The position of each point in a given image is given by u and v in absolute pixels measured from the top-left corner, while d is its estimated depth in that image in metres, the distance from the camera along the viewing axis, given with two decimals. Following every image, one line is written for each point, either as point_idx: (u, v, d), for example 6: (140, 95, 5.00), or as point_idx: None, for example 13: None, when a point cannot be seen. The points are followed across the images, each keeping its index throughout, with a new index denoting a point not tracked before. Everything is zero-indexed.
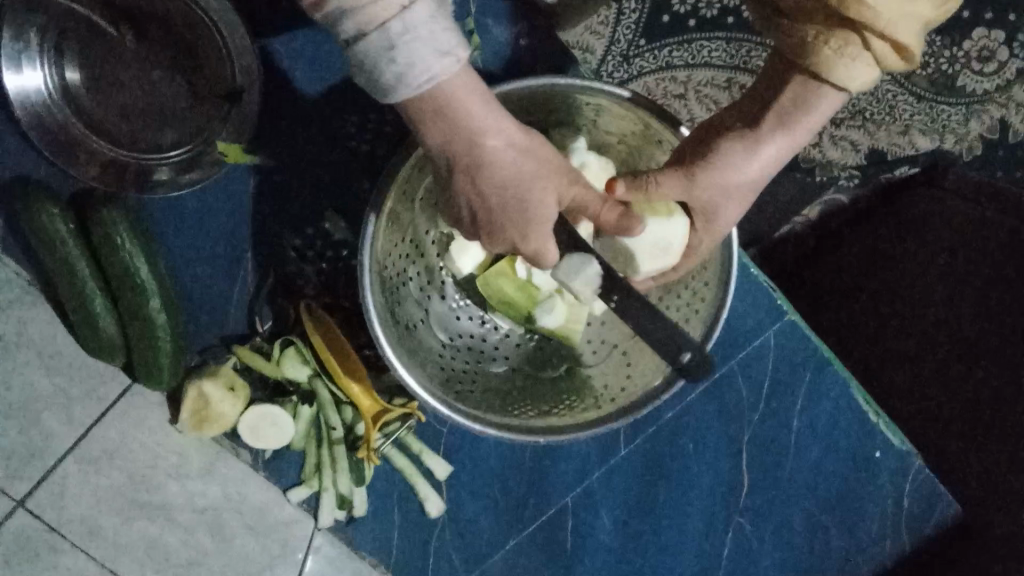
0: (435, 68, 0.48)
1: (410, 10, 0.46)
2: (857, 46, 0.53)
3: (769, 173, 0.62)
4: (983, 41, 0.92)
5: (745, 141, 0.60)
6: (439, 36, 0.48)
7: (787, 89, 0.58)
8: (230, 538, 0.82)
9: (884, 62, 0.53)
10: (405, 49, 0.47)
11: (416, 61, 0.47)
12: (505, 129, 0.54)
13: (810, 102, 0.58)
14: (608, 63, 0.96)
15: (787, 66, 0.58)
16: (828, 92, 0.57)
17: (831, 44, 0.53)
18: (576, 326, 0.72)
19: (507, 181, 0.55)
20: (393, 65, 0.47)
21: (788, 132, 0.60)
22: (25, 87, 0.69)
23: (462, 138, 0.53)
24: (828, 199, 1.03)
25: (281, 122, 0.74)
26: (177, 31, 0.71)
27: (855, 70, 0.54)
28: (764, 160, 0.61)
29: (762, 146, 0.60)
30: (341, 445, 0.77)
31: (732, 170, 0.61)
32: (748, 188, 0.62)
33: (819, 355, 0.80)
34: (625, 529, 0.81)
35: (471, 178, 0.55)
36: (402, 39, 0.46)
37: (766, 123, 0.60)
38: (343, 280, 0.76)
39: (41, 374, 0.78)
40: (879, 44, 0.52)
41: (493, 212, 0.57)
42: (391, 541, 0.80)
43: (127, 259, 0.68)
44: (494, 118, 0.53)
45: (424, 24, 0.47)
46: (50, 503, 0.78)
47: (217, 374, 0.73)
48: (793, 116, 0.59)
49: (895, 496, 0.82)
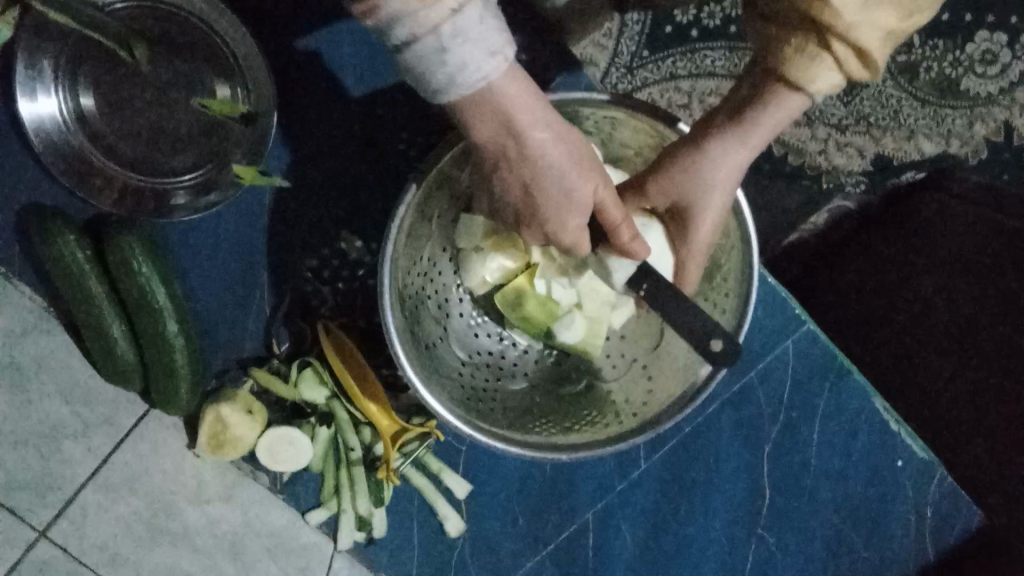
0: (484, 68, 0.48)
1: (461, 13, 0.45)
2: (821, 50, 0.52)
3: (730, 177, 0.62)
4: (986, 44, 0.98)
5: (709, 146, 0.61)
6: (489, 35, 0.47)
7: (748, 89, 0.59)
8: (250, 562, 0.81)
9: (850, 69, 0.52)
10: (457, 52, 0.46)
11: (467, 61, 0.47)
12: (548, 121, 0.54)
13: (771, 105, 0.58)
14: (611, 75, 0.95)
15: (751, 68, 0.59)
16: (791, 96, 0.56)
17: (794, 45, 0.53)
18: (597, 342, 0.71)
19: (550, 168, 0.55)
20: (442, 69, 0.47)
21: (748, 135, 0.60)
22: (40, 114, 0.69)
23: (507, 133, 0.53)
24: (835, 206, 1.00)
25: (294, 143, 0.74)
26: (194, 56, 0.71)
27: (822, 74, 0.53)
28: (720, 166, 0.61)
29: (717, 148, 0.61)
30: (360, 467, 0.76)
31: (682, 171, 0.62)
32: (703, 192, 0.62)
33: (837, 364, 0.80)
34: (647, 545, 0.80)
35: (512, 174, 0.57)
36: (453, 43, 0.46)
37: (725, 126, 0.61)
38: (360, 299, 0.76)
39: (60, 403, 0.78)
40: (841, 50, 0.51)
41: (534, 209, 0.58)
42: (412, 562, 0.78)
43: (143, 283, 0.68)
44: (537, 113, 0.53)
45: (475, 26, 0.46)
46: (70, 533, 0.79)
47: (234, 396, 0.73)
48: (750, 118, 0.59)
49: (918, 505, 0.81)
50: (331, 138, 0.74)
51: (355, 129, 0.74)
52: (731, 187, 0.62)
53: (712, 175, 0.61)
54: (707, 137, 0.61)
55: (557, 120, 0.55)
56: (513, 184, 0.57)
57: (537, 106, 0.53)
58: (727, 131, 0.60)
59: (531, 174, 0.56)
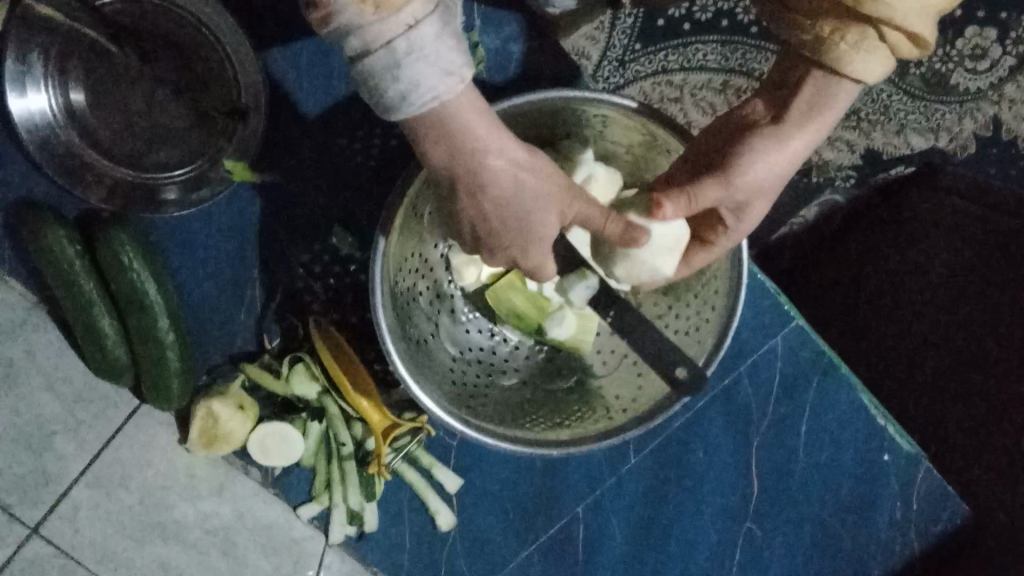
0: (437, 88, 0.47)
1: (416, 29, 0.45)
2: (873, 39, 0.52)
3: (780, 173, 0.61)
4: (975, 39, 0.99)
5: (759, 140, 0.60)
6: (445, 54, 0.47)
7: (797, 81, 0.59)
8: (243, 556, 0.82)
9: (899, 52, 0.53)
10: (411, 68, 0.46)
11: (422, 79, 0.47)
12: (503, 147, 0.53)
13: (827, 93, 0.58)
14: (603, 69, 0.96)
15: (798, 59, 0.58)
16: (844, 81, 0.57)
17: (847, 39, 0.53)
18: (588, 337, 0.73)
19: (510, 195, 0.54)
20: (396, 83, 0.47)
21: (799, 130, 0.60)
22: (29, 109, 0.69)
23: (459, 156, 0.52)
24: (825, 200, 1.00)
25: (285, 139, 0.74)
26: (185, 51, 0.72)
27: (870, 62, 0.53)
28: (772, 165, 0.60)
29: (770, 148, 0.60)
30: (352, 460, 0.77)
31: (736, 177, 0.60)
32: (756, 189, 0.61)
33: (825, 360, 0.81)
34: (636, 538, 0.81)
35: (472, 200, 0.55)
36: (407, 59, 0.46)
37: (775, 123, 0.60)
38: (351, 295, 0.76)
39: (51, 398, 0.78)
40: (894, 36, 0.51)
41: (497, 229, 0.56)
42: (403, 555, 0.79)
43: (134, 279, 0.68)
44: (491, 138, 0.52)
45: (431, 43, 0.46)
46: (63, 528, 0.79)
47: (226, 392, 0.73)
48: (803, 114, 0.59)
49: (904, 498, 0.82)
50: (322, 134, 0.74)
51: (347, 124, 0.74)
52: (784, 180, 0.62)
53: (764, 167, 0.60)
54: (757, 131, 0.60)
55: (512, 145, 0.54)
56: (472, 203, 0.55)
57: (489, 128, 0.52)
58: (777, 124, 0.60)
59: (492, 199, 0.54)
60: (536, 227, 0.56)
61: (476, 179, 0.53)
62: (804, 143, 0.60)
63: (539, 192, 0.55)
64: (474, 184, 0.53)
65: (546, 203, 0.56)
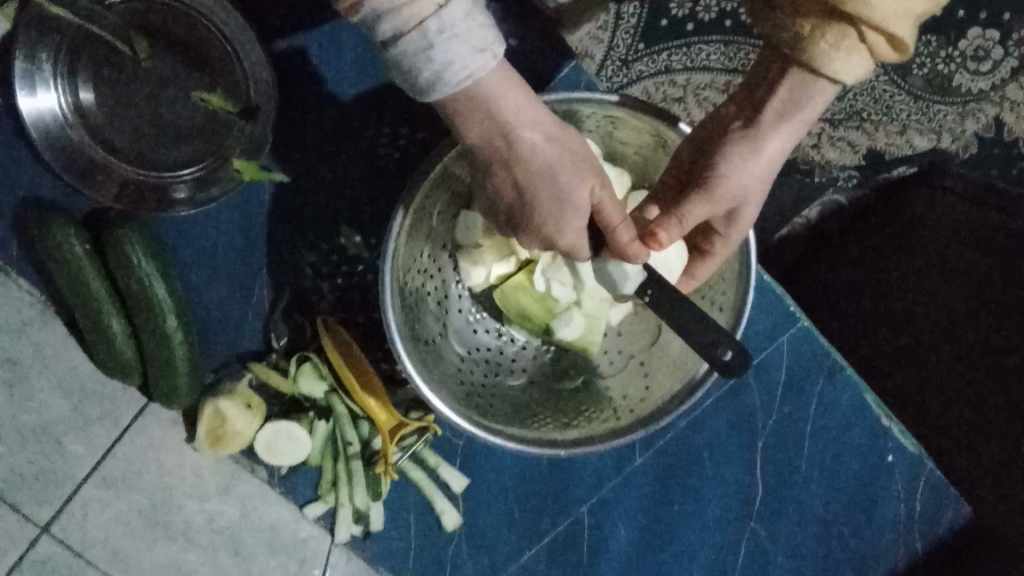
0: (472, 65, 0.48)
1: (446, 9, 0.46)
2: (854, 40, 0.52)
3: (763, 180, 0.61)
4: (978, 40, 0.99)
5: (725, 150, 0.60)
6: (477, 31, 0.47)
7: (769, 83, 0.58)
8: (251, 555, 0.82)
9: (878, 55, 0.52)
10: (446, 47, 0.47)
11: (456, 58, 0.47)
12: (540, 121, 0.54)
13: (803, 96, 0.57)
14: (607, 68, 0.96)
15: (771, 58, 0.57)
16: (818, 82, 0.56)
17: (827, 38, 0.52)
18: (595, 339, 0.72)
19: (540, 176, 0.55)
20: (429, 65, 0.47)
21: (765, 138, 0.59)
22: (40, 108, 0.69)
23: (496, 132, 0.53)
24: (828, 200, 1.00)
25: (293, 139, 0.74)
26: (194, 51, 0.71)
27: (850, 63, 0.53)
28: (743, 176, 0.60)
29: (738, 156, 0.60)
30: (358, 460, 0.77)
31: (711, 189, 0.61)
32: (733, 197, 0.61)
33: (831, 362, 0.81)
34: (640, 537, 0.81)
35: (504, 173, 0.56)
36: (439, 39, 0.46)
37: (743, 130, 0.60)
38: (359, 296, 0.76)
39: (58, 398, 0.78)
40: (874, 39, 0.51)
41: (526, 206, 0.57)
42: (408, 555, 0.79)
43: (143, 278, 0.68)
44: (529, 111, 0.53)
45: (462, 22, 0.46)
46: (73, 526, 0.79)
47: (234, 391, 0.74)
48: (774, 118, 0.59)
49: (908, 499, 0.82)
50: (325, 134, 0.74)
51: (354, 124, 0.74)
52: (768, 183, 0.61)
53: (733, 181, 0.60)
54: (725, 140, 0.60)
55: (549, 120, 0.55)
56: (508, 177, 0.56)
57: (528, 105, 0.53)
58: (749, 131, 0.59)
59: (525, 174, 0.55)
60: (572, 197, 0.56)
61: (514, 149, 0.54)
62: (783, 146, 0.60)
63: (577, 166, 0.56)
64: (510, 158, 0.55)
65: (582, 174, 0.56)
